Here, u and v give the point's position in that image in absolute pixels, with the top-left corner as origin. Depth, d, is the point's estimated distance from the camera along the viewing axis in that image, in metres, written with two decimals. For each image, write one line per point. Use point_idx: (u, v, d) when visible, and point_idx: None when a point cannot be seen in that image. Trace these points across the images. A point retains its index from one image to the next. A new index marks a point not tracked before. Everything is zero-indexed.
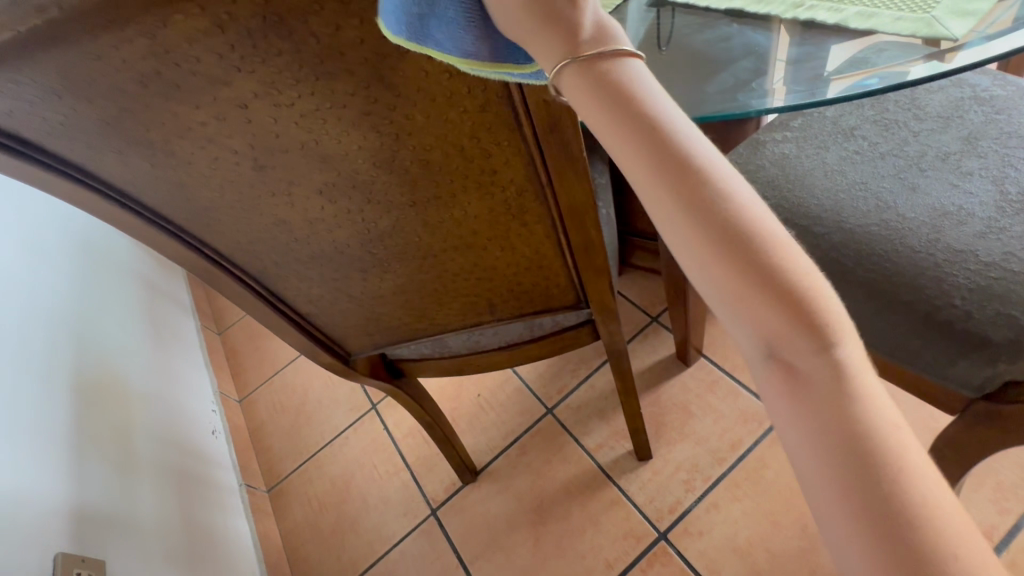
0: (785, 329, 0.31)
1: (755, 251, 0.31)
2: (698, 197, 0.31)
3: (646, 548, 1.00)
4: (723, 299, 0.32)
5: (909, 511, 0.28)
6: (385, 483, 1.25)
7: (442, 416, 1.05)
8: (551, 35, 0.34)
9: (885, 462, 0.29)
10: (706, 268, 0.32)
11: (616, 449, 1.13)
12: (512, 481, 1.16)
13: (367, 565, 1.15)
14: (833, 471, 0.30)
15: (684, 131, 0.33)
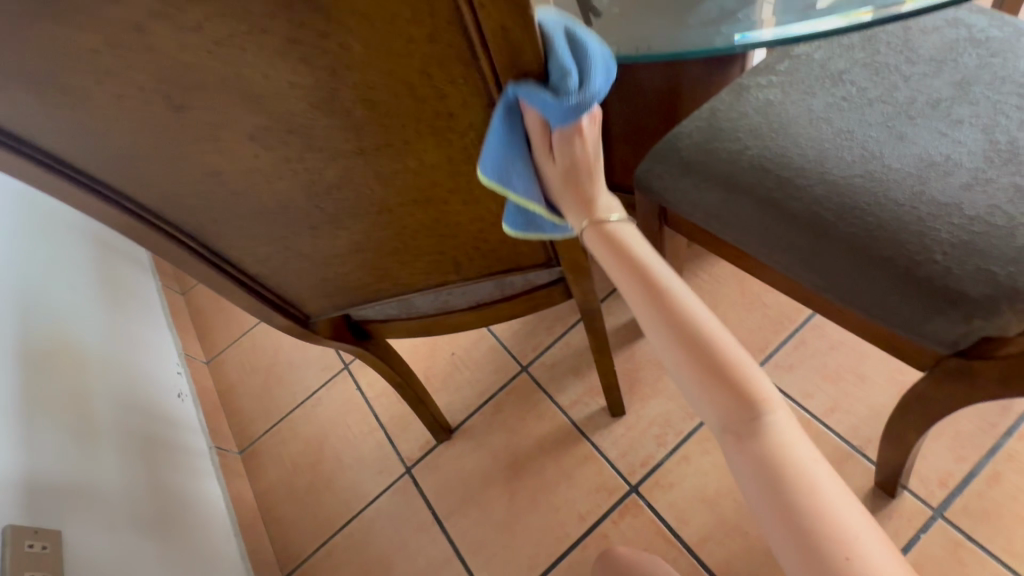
0: (730, 403, 0.44)
1: (709, 351, 0.45)
2: (670, 318, 0.47)
3: (618, 500, 1.01)
4: (690, 382, 0.46)
5: (832, 538, 0.39)
6: (359, 443, 1.24)
7: (413, 377, 1.03)
8: (578, 206, 0.51)
9: (809, 501, 0.40)
10: (677, 362, 0.46)
11: (590, 405, 1.13)
12: (486, 438, 1.16)
13: (341, 524, 1.15)
14: (774, 507, 0.41)
15: (663, 274, 0.49)
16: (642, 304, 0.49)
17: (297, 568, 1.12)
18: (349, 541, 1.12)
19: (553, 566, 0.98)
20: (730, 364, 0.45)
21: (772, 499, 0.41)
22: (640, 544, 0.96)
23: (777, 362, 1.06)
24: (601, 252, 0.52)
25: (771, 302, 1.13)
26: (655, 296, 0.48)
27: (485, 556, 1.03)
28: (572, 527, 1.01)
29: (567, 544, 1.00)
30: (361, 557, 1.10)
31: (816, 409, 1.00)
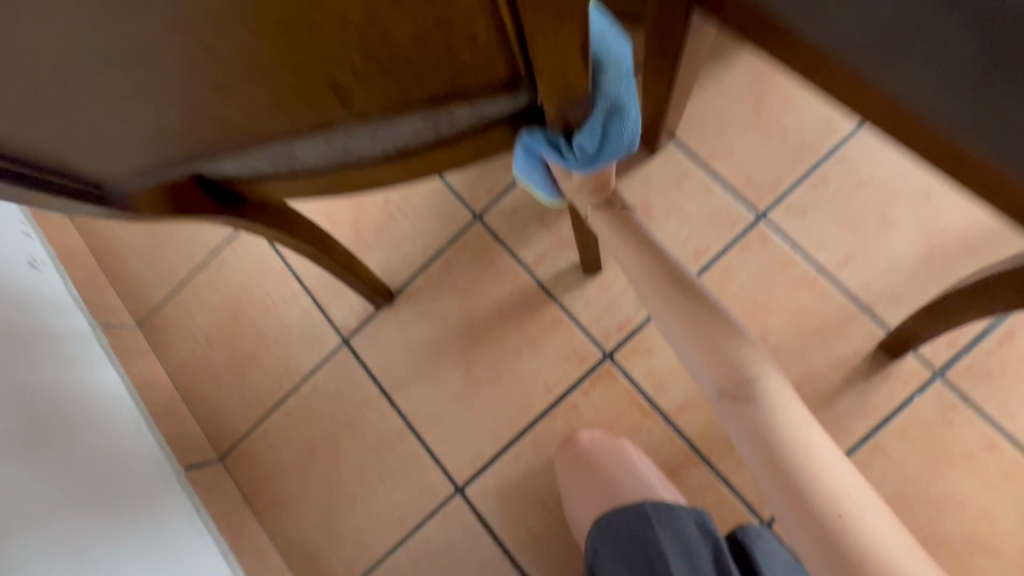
0: (731, 372, 0.50)
1: (715, 322, 0.52)
2: (676, 300, 0.53)
3: (590, 369, 0.89)
4: (691, 353, 0.52)
5: (824, 496, 0.46)
6: (282, 311, 1.03)
7: (324, 238, 0.77)
8: (587, 196, 0.58)
9: (804, 458, 0.47)
10: (677, 335, 0.53)
11: (559, 263, 0.94)
12: (435, 304, 0.97)
13: (276, 401, 1.01)
14: (769, 464, 0.48)
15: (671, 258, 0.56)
16: (652, 284, 0.54)
17: (233, 449, 1.00)
18: (288, 420, 1.00)
19: (517, 439, 0.90)
20: (733, 332, 0.52)
21: (770, 452, 0.48)
22: (613, 414, 0.88)
23: (788, 206, 0.87)
24: (608, 233, 0.58)
25: (792, 127, 0.88)
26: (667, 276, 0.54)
27: (442, 431, 0.93)
28: (537, 398, 0.90)
29: (533, 417, 0.90)
30: (304, 436, 0.98)
31: (826, 262, 0.84)
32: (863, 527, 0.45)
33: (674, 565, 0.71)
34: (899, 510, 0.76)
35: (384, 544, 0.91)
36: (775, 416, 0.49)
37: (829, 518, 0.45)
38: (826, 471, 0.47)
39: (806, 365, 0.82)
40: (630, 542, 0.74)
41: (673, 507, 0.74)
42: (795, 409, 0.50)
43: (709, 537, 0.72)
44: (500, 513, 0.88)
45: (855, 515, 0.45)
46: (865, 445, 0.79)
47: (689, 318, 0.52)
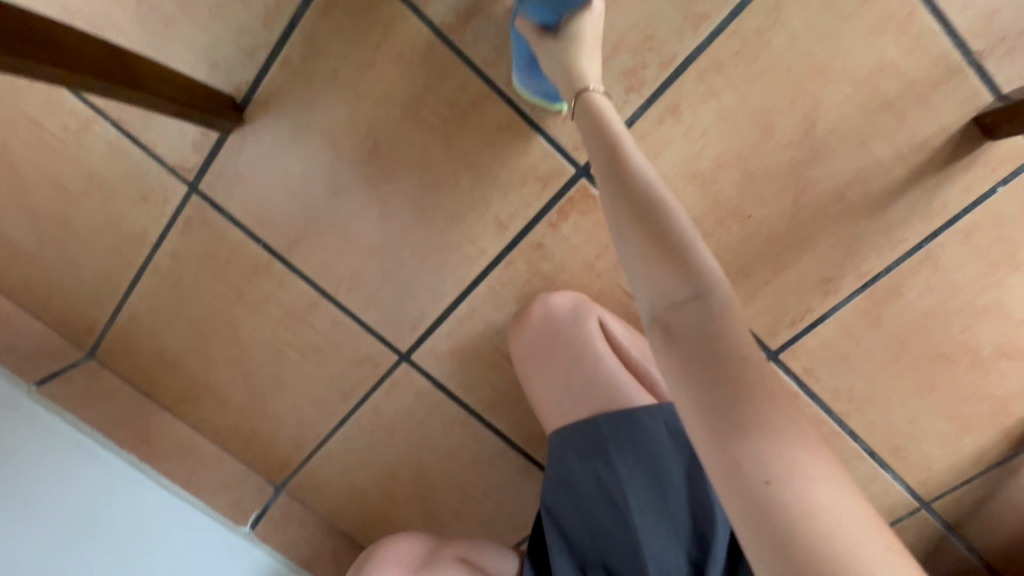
0: (673, 287, 0.37)
1: (661, 233, 0.38)
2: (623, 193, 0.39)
3: (557, 193, 0.62)
4: (629, 260, 0.39)
5: (766, 465, 0.32)
6: (78, 151, 0.66)
7: (21, 15, 0.40)
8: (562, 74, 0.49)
9: (748, 411, 0.33)
10: (620, 235, 0.39)
11: (499, 24, 0.57)
12: (311, 116, 0.62)
13: (129, 281, 0.73)
14: (698, 409, 0.34)
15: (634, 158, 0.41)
16: (607, 190, 0.41)
17: (99, 342, 0.76)
18: (156, 301, 0.73)
19: (467, 294, 0.68)
20: (688, 247, 0.37)
21: (698, 390, 0.35)
22: (592, 250, 0.65)
23: None
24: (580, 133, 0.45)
25: None
26: (616, 180, 0.40)
27: (367, 294, 0.70)
28: (487, 240, 0.65)
29: (485, 265, 0.67)
30: (186, 317, 0.74)
31: None
32: (803, 506, 0.30)
33: (637, 490, 0.53)
34: (930, 325, 0.64)
35: (328, 422, 0.77)
36: (715, 349, 0.35)
37: (765, 503, 0.31)
38: (765, 427, 0.33)
39: (864, 158, 0.58)
40: (579, 467, 0.56)
41: (632, 411, 0.55)
42: (748, 344, 0.36)
43: (681, 443, 0.54)
44: (458, 376, 0.73)
45: (795, 492, 0.31)
46: (915, 256, 0.61)
47: (631, 230, 0.38)
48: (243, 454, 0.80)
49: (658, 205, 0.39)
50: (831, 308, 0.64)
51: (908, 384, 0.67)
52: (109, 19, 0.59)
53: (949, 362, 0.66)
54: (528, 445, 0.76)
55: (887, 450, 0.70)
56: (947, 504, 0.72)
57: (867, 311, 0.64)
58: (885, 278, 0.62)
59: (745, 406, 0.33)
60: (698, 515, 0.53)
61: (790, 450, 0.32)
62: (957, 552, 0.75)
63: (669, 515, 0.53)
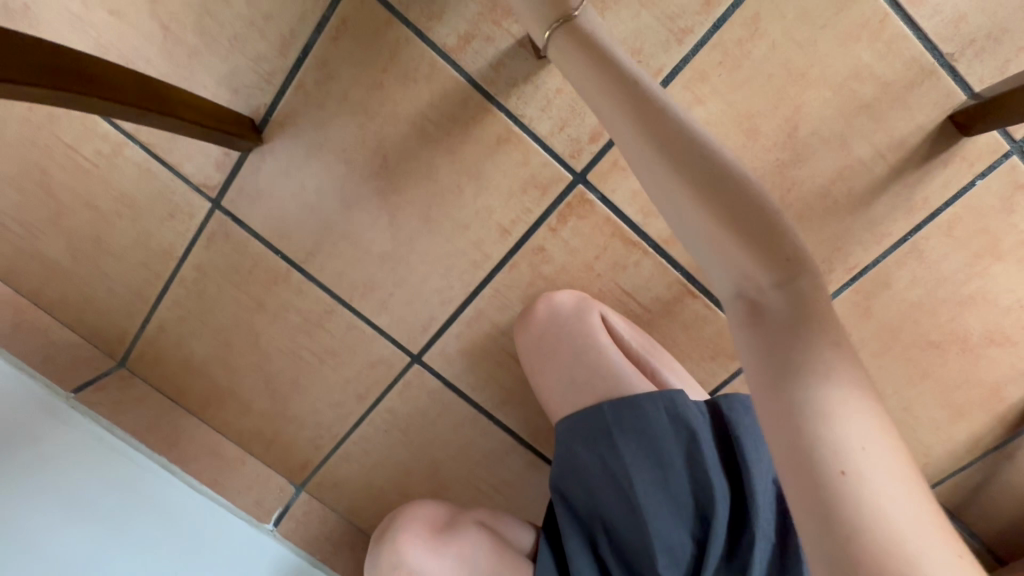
0: (757, 272, 0.39)
1: (747, 217, 0.39)
2: (690, 170, 0.40)
3: (557, 199, 0.66)
4: (706, 240, 0.40)
5: (837, 448, 0.35)
6: (110, 173, 0.71)
7: (58, 51, 0.45)
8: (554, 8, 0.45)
9: (826, 396, 0.36)
10: (687, 215, 0.40)
11: (497, 43, 0.61)
12: (325, 133, 0.66)
13: (158, 293, 0.77)
14: (778, 390, 0.38)
15: (698, 128, 0.41)
16: (658, 160, 0.41)
17: (129, 352, 0.81)
18: (183, 312, 0.78)
19: (475, 297, 0.72)
20: (776, 237, 0.39)
21: (776, 375, 0.38)
22: (591, 252, 0.68)
23: None
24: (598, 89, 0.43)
25: None
26: (671, 148, 0.40)
27: (380, 299, 0.74)
28: (492, 245, 0.69)
29: (490, 268, 0.70)
30: (210, 326, 0.78)
31: None
32: (873, 493, 0.34)
33: (641, 471, 0.56)
34: (919, 315, 0.67)
35: (345, 423, 0.81)
36: (800, 338, 0.38)
37: (833, 485, 0.34)
38: (844, 416, 0.36)
39: (846, 158, 0.61)
40: (586, 452, 0.59)
41: (634, 398, 0.58)
42: (832, 336, 0.39)
43: (681, 426, 0.57)
44: (468, 375, 0.77)
45: (865, 479, 0.34)
46: (901, 249, 0.64)
47: (712, 212, 0.39)
48: (266, 456, 0.84)
49: (743, 188, 0.40)
50: None
51: (901, 373, 0.69)
52: (138, 52, 0.64)
53: (940, 350, 0.68)
54: (537, 441, 0.80)
55: None
56: (946, 489, 0.74)
57: (857, 302, 0.67)
58: (873, 270, 0.65)
59: (825, 397, 0.36)
60: (699, 494, 0.56)
61: (864, 439, 0.35)
62: (960, 537, 0.76)
63: (672, 495, 0.56)
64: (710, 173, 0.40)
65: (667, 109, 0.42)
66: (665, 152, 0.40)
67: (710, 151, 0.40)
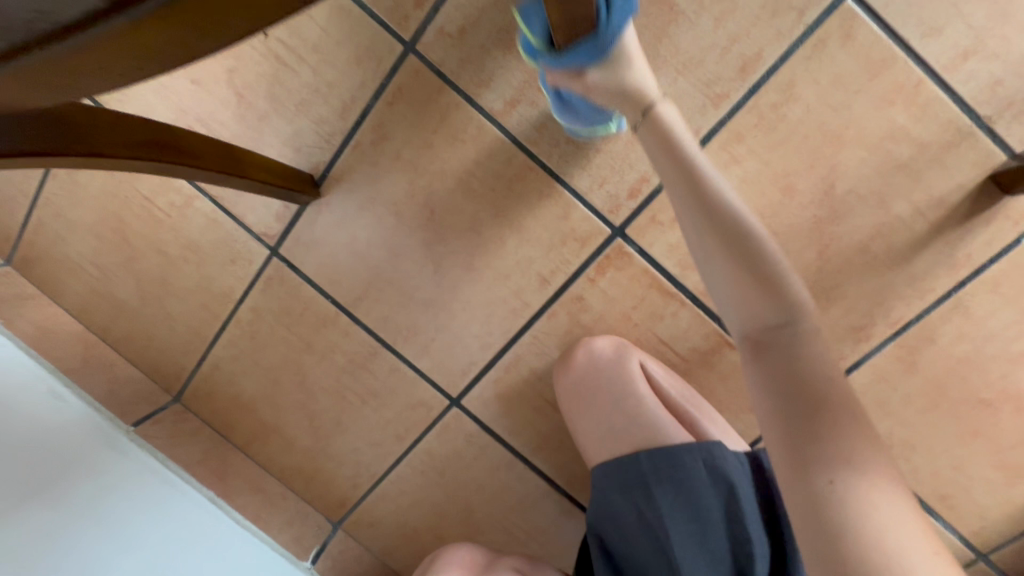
0: (767, 314, 0.45)
1: (760, 271, 0.45)
2: (716, 223, 0.46)
3: (595, 251, 0.68)
4: (727, 285, 0.46)
5: (828, 465, 0.41)
6: (180, 222, 0.78)
7: (142, 127, 0.49)
8: (631, 92, 0.48)
9: (823, 424, 0.42)
10: (712, 262, 0.47)
11: (540, 107, 0.65)
12: (376, 188, 0.71)
13: (215, 332, 0.82)
14: (780, 413, 0.44)
15: (734, 200, 0.46)
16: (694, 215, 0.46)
17: (184, 388, 0.86)
18: (236, 351, 0.82)
19: (513, 343, 0.74)
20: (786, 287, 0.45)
21: (779, 396, 0.44)
22: (629, 302, 0.70)
23: None
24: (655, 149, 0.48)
25: None
26: (701, 206, 0.46)
27: (421, 343, 0.76)
28: (531, 294, 0.72)
29: (529, 316, 0.73)
30: (261, 365, 0.82)
31: (937, 58, 0.56)
32: (858, 496, 0.39)
33: (678, 524, 0.55)
34: (967, 371, 0.65)
35: (383, 462, 0.83)
36: (802, 375, 0.44)
37: (826, 495, 0.40)
38: (839, 442, 0.42)
39: (885, 215, 0.61)
40: (621, 501, 0.59)
41: (671, 448, 0.58)
42: (832, 374, 0.44)
43: (720, 480, 0.56)
44: (505, 420, 0.78)
45: (853, 493, 0.40)
46: (945, 304, 0.63)
47: (732, 264, 0.46)
48: (306, 493, 0.86)
49: (761, 248, 0.45)
50: (864, 354, 0.66)
51: (950, 430, 0.68)
52: (214, 116, 0.70)
53: (991, 408, 0.66)
54: (571, 487, 0.80)
55: (935, 498, 0.70)
56: (1006, 555, 0.70)
57: (902, 358, 0.66)
58: (916, 326, 0.64)
59: (827, 425, 0.42)
60: (737, 550, 0.55)
61: (854, 461, 0.41)
62: None
63: (710, 549, 0.55)
64: (734, 234, 0.45)
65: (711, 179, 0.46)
66: (706, 214, 0.46)
67: (737, 213, 0.46)
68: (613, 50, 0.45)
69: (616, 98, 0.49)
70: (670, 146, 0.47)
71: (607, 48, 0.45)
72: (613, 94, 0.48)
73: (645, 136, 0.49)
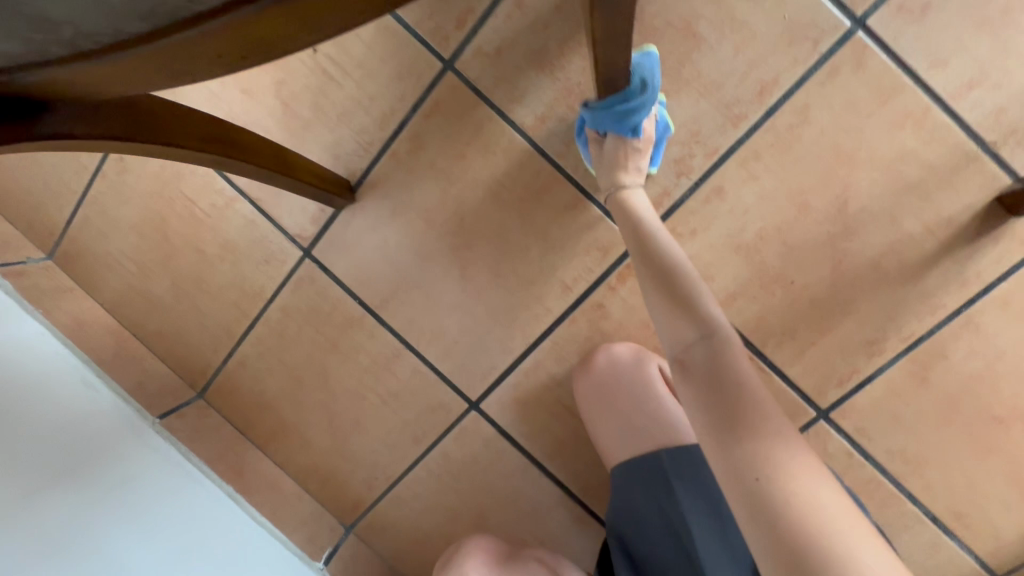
0: (687, 331, 0.47)
1: (686, 298, 0.48)
2: (653, 266, 0.52)
3: (617, 261, 0.72)
4: (659, 313, 0.49)
5: (755, 467, 0.39)
6: (218, 222, 0.81)
7: (208, 122, 0.53)
8: (608, 169, 0.61)
9: (744, 428, 0.41)
10: (650, 297, 0.51)
11: (568, 123, 0.69)
12: (409, 195, 0.75)
13: (243, 330, 0.85)
14: (706, 422, 0.43)
15: (673, 249, 0.52)
16: (638, 262, 0.53)
17: (209, 384, 0.88)
18: (263, 349, 0.85)
19: (533, 348, 0.76)
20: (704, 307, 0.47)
21: (705, 407, 0.43)
22: (648, 311, 0.72)
23: (900, 2, 0.59)
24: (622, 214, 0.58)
25: None
26: (643, 252, 0.53)
27: (444, 346, 0.79)
28: (554, 301, 0.74)
29: (551, 322, 0.75)
30: (286, 363, 0.85)
31: (944, 87, 0.60)
32: (785, 492, 0.38)
33: (699, 520, 0.57)
34: (979, 388, 0.67)
35: (399, 465, 0.84)
36: (720, 381, 0.44)
37: (755, 495, 0.38)
38: (759, 443, 0.40)
39: (897, 233, 0.64)
40: (642, 498, 0.60)
41: (691, 447, 0.60)
42: (747, 380, 0.44)
43: None
44: (522, 425, 0.80)
45: (780, 493, 0.38)
46: (955, 320, 0.65)
47: (662, 296, 0.50)
48: (321, 493, 0.87)
49: (689, 282, 0.49)
50: (877, 368, 0.68)
51: (964, 447, 0.69)
52: (260, 123, 0.75)
53: (1003, 425, 0.67)
54: (586, 495, 0.80)
55: (949, 516, 0.70)
56: None
57: (914, 372, 0.67)
58: (928, 341, 0.66)
59: (746, 427, 0.41)
60: None
61: (776, 462, 0.39)
62: None
63: (732, 547, 0.56)
64: (661, 276, 0.51)
65: (656, 235, 0.54)
66: (645, 264, 0.53)
67: (671, 258, 0.52)
68: (623, 131, 0.59)
69: (604, 172, 0.61)
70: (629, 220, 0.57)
71: (612, 124, 0.59)
72: (607, 165, 0.61)
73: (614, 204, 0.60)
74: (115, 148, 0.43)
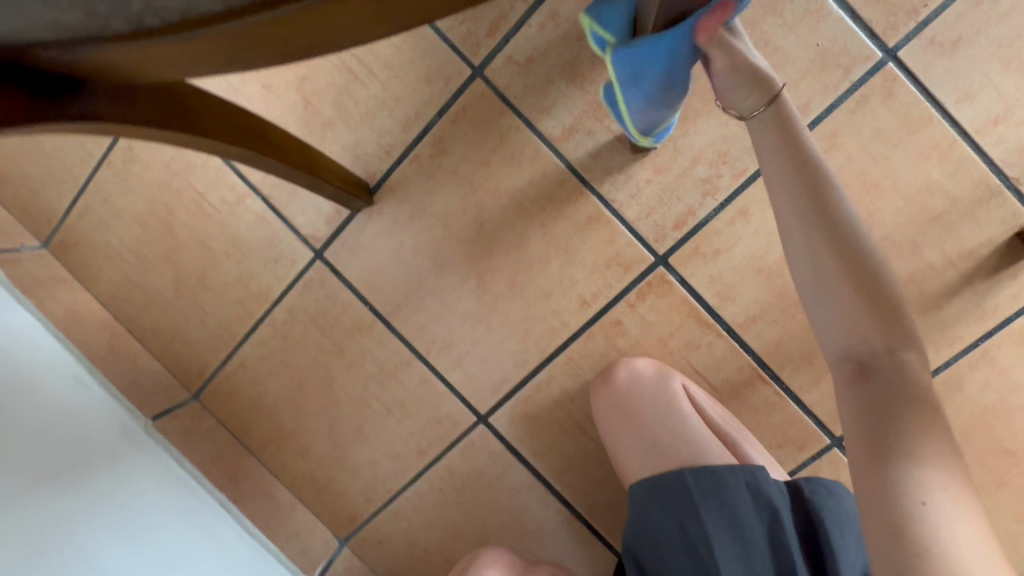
0: (874, 330, 0.42)
1: (872, 288, 0.42)
2: (829, 234, 0.43)
3: (638, 277, 0.71)
4: (830, 295, 0.43)
5: (919, 498, 0.36)
6: (228, 218, 0.79)
7: (234, 114, 0.51)
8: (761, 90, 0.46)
9: (914, 458, 0.38)
10: (822, 263, 0.43)
11: (597, 136, 0.69)
12: (428, 200, 0.73)
13: (246, 330, 0.82)
14: (870, 433, 0.40)
15: (858, 222, 0.43)
16: (808, 214, 0.43)
17: (205, 385, 0.84)
18: (265, 351, 0.82)
19: (548, 362, 0.75)
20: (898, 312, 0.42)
21: (874, 416, 0.40)
22: (666, 330, 0.71)
23: (932, 35, 0.60)
24: (771, 146, 0.45)
25: None
26: (818, 207, 0.43)
27: (455, 356, 0.77)
28: (571, 315, 0.73)
29: (567, 336, 0.74)
30: (288, 367, 0.82)
31: (970, 121, 0.61)
32: (949, 532, 0.35)
33: (723, 543, 0.56)
34: (993, 421, 0.67)
35: (401, 477, 0.81)
36: (902, 402, 0.40)
37: (913, 526, 0.35)
38: (930, 478, 0.37)
39: (918, 262, 0.65)
40: (663, 519, 0.58)
41: (716, 468, 0.59)
42: (928, 413, 0.40)
43: (763, 503, 0.57)
44: (532, 440, 0.78)
45: (943, 533, 0.35)
46: (973, 352, 0.66)
47: (843, 274, 0.42)
48: (316, 504, 0.83)
49: (874, 268, 0.42)
50: None
51: (976, 480, 0.68)
52: (279, 119, 0.73)
53: (1016, 460, 0.67)
54: (592, 516, 0.78)
55: None
56: None
57: None
58: (944, 372, 0.67)
59: (918, 456, 0.38)
60: None
61: (942, 503, 0.36)
62: None
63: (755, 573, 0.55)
64: (843, 247, 0.42)
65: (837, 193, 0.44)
66: (817, 227, 0.43)
67: (855, 231, 0.43)
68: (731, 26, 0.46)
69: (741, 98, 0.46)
70: (787, 131, 0.45)
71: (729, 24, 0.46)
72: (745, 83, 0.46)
73: (759, 129, 0.46)
74: (138, 134, 0.40)
